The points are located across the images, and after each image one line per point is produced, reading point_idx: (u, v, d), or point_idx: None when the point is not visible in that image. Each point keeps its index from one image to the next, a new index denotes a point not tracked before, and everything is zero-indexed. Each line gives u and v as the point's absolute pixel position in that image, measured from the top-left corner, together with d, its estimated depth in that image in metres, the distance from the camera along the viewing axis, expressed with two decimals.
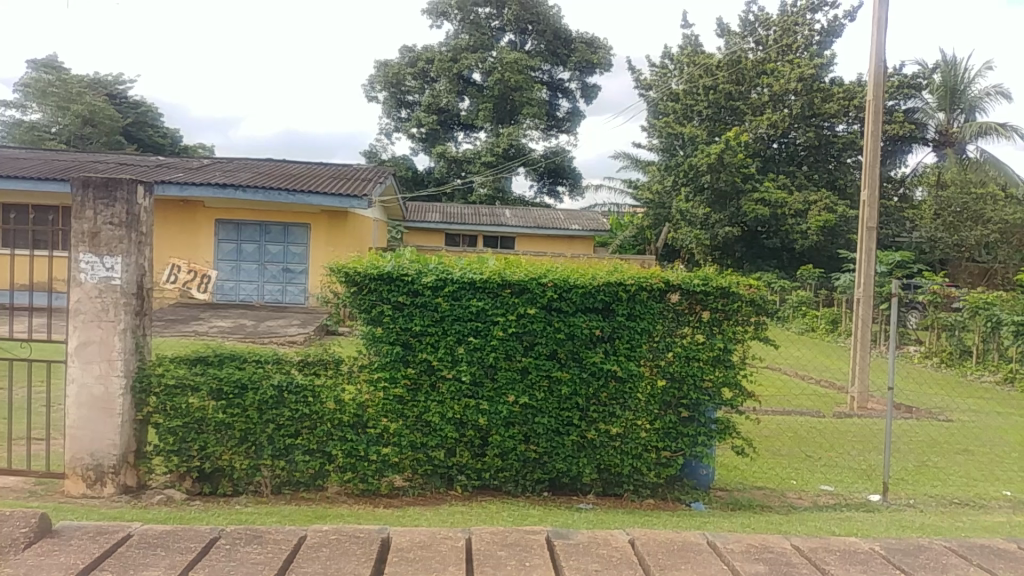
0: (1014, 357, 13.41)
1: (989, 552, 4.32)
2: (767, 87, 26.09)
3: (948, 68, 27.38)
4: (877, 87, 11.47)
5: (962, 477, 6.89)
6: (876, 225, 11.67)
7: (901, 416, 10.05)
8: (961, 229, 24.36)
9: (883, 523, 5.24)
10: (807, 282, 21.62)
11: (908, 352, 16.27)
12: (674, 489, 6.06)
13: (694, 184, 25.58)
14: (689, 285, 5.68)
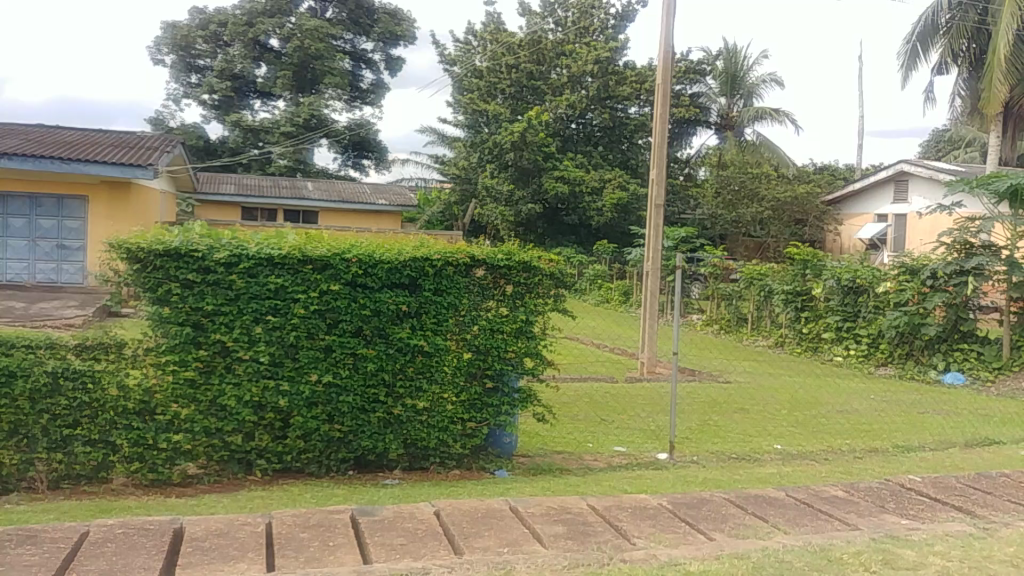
0: (784, 323, 14.67)
1: (760, 500, 4.71)
2: (565, 68, 26.89)
3: (730, 55, 29.29)
4: (665, 72, 12.03)
5: (740, 434, 7.45)
6: (663, 203, 12.29)
7: (685, 379, 10.85)
8: (739, 206, 26.04)
9: (669, 479, 5.58)
10: (602, 257, 22.53)
11: (692, 320, 17.37)
12: (479, 458, 6.12)
13: (499, 161, 25.86)
14: (493, 260, 5.78)
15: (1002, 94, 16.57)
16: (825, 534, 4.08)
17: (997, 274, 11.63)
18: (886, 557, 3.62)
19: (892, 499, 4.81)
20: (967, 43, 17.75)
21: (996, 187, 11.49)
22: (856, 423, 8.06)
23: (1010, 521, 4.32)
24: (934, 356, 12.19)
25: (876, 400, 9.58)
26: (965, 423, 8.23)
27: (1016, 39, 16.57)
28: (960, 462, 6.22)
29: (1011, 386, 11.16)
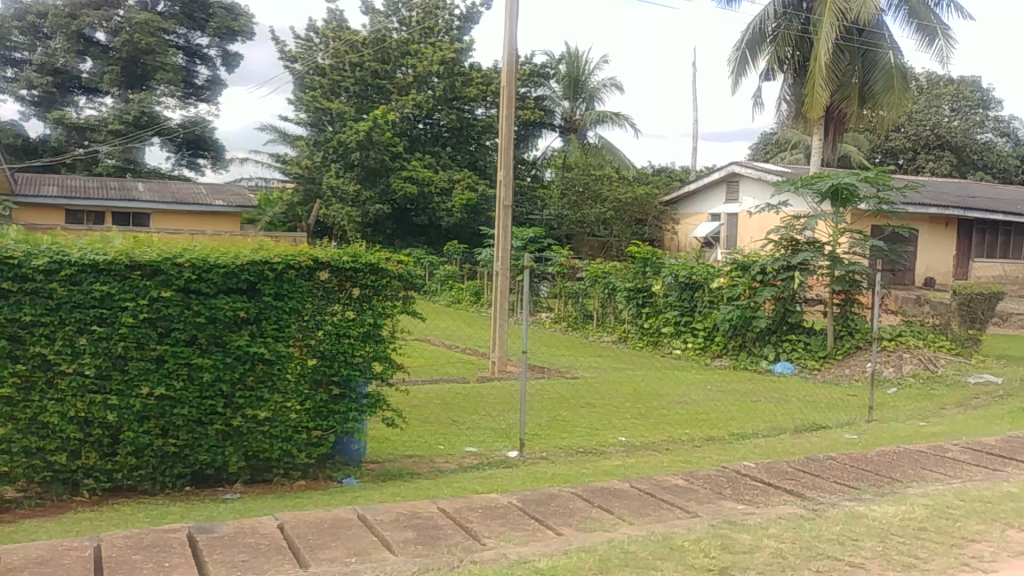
0: (627, 318, 15.15)
1: (607, 493, 4.82)
2: (410, 67, 26.73)
3: (572, 59, 30.06)
4: (510, 74, 12.15)
5: (587, 428, 7.62)
6: (511, 204, 12.45)
7: (536, 376, 10.99)
8: (584, 206, 26.71)
9: (520, 477, 5.61)
10: (453, 258, 22.52)
11: (541, 318, 17.65)
12: (325, 468, 5.96)
13: (344, 160, 25.42)
14: (338, 262, 5.65)
15: (823, 99, 17.62)
16: (669, 522, 4.21)
17: (819, 269, 12.48)
18: (723, 542, 3.78)
19: (729, 486, 5.03)
20: (792, 50, 18.90)
21: (818, 187, 12.32)
22: (694, 413, 8.42)
23: (835, 501, 4.61)
24: (765, 347, 12.92)
25: (714, 391, 10.06)
26: (794, 410, 8.76)
27: (836, 48, 18.23)
28: (791, 447, 6.61)
29: (834, 373, 11.98)
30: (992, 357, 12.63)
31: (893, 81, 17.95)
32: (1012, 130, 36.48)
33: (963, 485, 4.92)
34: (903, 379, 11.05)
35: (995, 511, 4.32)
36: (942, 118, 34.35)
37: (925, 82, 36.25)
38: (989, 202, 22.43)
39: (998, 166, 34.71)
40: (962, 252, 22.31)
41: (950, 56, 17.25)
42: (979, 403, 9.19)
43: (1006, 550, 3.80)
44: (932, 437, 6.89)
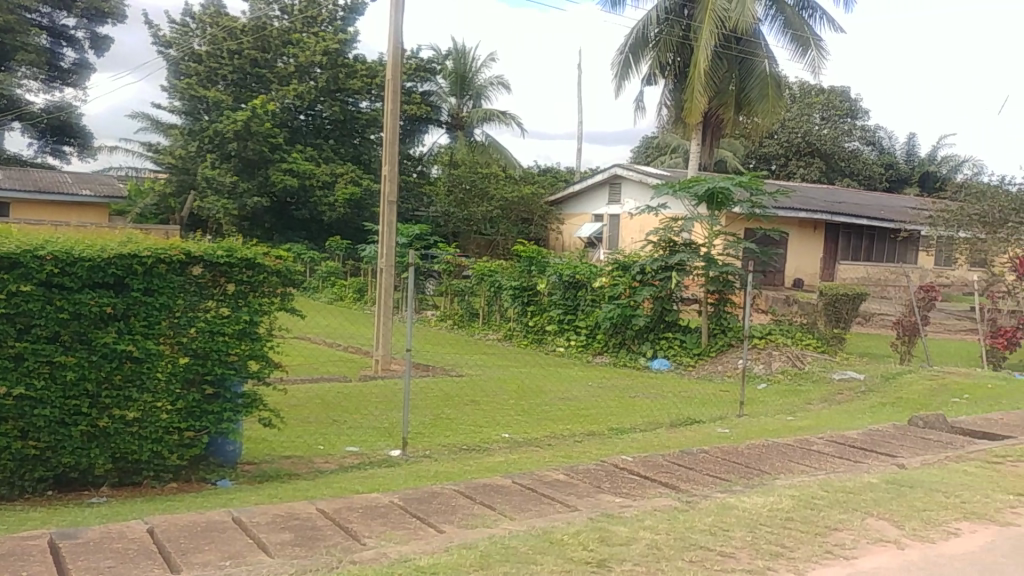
0: (512, 317, 15.28)
1: (489, 489, 4.84)
2: (292, 57, 26.09)
3: (459, 56, 30.06)
4: (395, 68, 12.04)
5: (470, 425, 7.63)
6: (395, 199, 12.31)
7: (419, 374, 10.93)
8: (471, 205, 26.78)
9: (402, 475, 5.57)
10: (336, 254, 22.14)
11: (426, 316, 17.58)
12: (199, 469, 5.75)
13: (221, 150, 24.71)
14: (212, 256, 5.46)
15: (702, 105, 18.23)
16: (548, 517, 4.26)
17: (696, 270, 12.90)
18: (601, 535, 3.85)
19: (608, 479, 5.14)
20: (673, 56, 19.51)
21: (695, 190, 12.74)
22: (575, 409, 8.55)
23: (708, 493, 4.78)
24: (644, 344, 13.27)
25: (594, 386, 10.29)
26: (671, 405, 9.03)
27: (715, 55, 18.88)
28: (668, 441, 6.82)
29: (708, 369, 12.43)
30: (854, 355, 13.38)
31: (768, 89, 18.82)
32: (876, 139, 38.69)
33: (827, 475, 5.19)
34: (772, 375, 11.58)
35: (855, 500, 4.57)
36: (812, 126, 36.12)
37: (797, 91, 38.00)
38: (852, 207, 23.73)
39: (863, 173, 36.77)
40: (827, 255, 23.53)
41: (821, 66, 18.18)
42: (842, 398, 9.72)
43: (865, 537, 4.02)
44: (799, 430, 7.23)
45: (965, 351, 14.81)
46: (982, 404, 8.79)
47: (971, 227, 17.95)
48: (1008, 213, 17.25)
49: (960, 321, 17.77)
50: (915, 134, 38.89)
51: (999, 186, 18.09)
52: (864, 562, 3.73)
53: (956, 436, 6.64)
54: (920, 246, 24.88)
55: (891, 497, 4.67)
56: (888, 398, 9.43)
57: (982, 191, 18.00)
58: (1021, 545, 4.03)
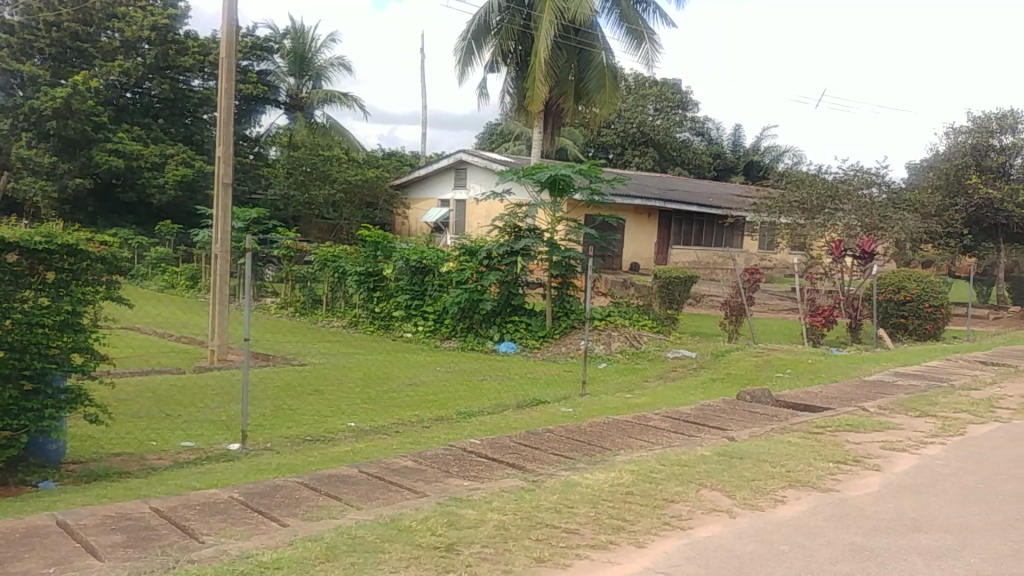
0: (357, 303, 15.03)
1: (334, 480, 4.76)
2: (117, 32, 24.51)
3: (297, 35, 29.30)
4: (229, 46, 11.51)
5: (314, 415, 7.47)
6: (232, 182, 11.77)
7: (258, 364, 10.56)
8: (311, 187, 25.82)
9: (242, 469, 5.38)
10: (166, 239, 20.93)
11: (265, 303, 17.02)
12: (17, 472, 5.32)
13: (38, 130, 23.01)
14: (29, 242, 5.04)
15: (543, 94, 18.55)
16: (395, 504, 4.24)
17: (540, 254, 13.15)
18: (449, 519, 3.86)
19: (455, 464, 5.16)
20: (515, 44, 19.73)
21: (538, 177, 12.94)
22: (422, 395, 8.53)
23: (553, 472, 4.89)
24: (490, 329, 13.39)
25: (441, 371, 10.31)
26: (516, 387, 9.19)
27: (555, 44, 19.21)
28: (514, 422, 6.93)
29: (552, 351, 12.72)
30: (687, 334, 14.06)
31: (604, 81, 19.40)
32: (706, 130, 40.69)
33: (664, 450, 5.43)
34: (612, 355, 12.00)
35: (691, 473, 4.81)
36: (647, 117, 37.56)
37: (633, 81, 39.33)
38: (685, 195, 24.88)
39: (694, 163, 38.65)
40: (663, 240, 24.58)
41: (655, 58, 18.95)
42: (676, 375, 10.21)
43: (700, 508, 4.24)
44: (638, 408, 7.53)
45: (786, 329, 15.89)
46: (803, 378, 9.46)
47: (790, 213, 19.30)
48: (824, 200, 18.59)
49: (781, 301, 19.04)
50: (740, 125, 41.15)
51: (816, 174, 19.40)
52: (699, 531, 3.93)
53: (779, 408, 7.12)
54: (746, 231, 26.43)
55: (723, 468, 4.94)
56: (718, 374, 9.98)
57: (802, 179, 19.29)
58: (838, 508, 4.37)
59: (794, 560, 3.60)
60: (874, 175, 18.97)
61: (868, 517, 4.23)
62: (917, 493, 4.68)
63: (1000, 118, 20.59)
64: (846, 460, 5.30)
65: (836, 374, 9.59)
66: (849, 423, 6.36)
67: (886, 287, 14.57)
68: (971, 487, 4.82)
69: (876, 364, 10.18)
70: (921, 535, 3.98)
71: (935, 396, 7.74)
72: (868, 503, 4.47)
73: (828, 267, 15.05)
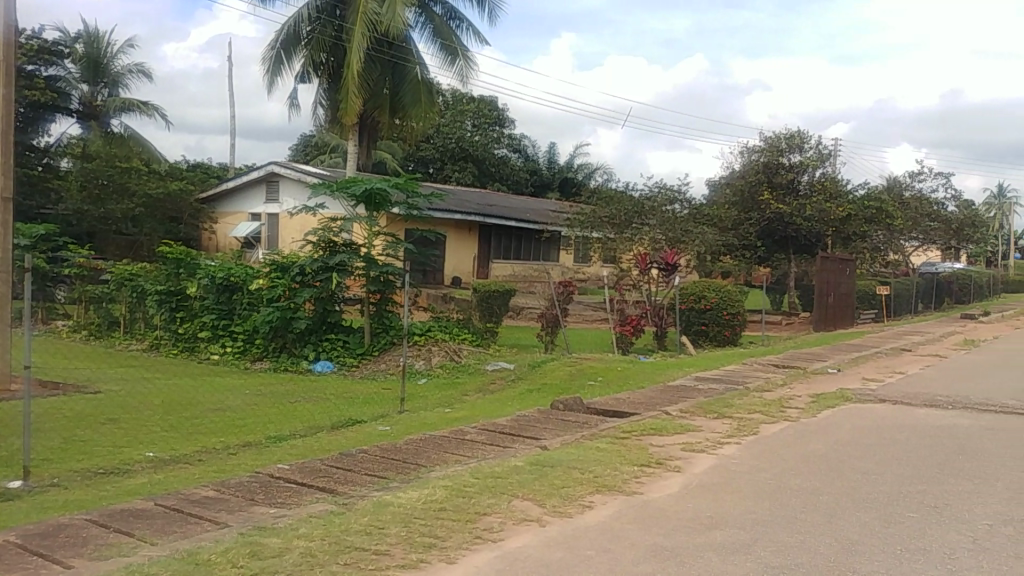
0: (159, 324, 14.15)
1: (128, 514, 4.43)
2: None
3: (92, 39, 27.58)
4: (8, 49, 10.54)
5: (108, 446, 6.93)
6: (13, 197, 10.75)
7: (44, 393, 9.66)
8: (108, 202, 24.14)
9: (22, 509, 4.91)
10: None
11: (56, 326, 15.71)
12: None
13: None
14: None
15: (358, 106, 18.31)
16: (194, 537, 4.00)
17: (356, 270, 12.98)
18: (251, 549, 3.69)
19: (261, 491, 4.95)
20: (326, 56, 19.40)
21: (354, 190, 12.75)
22: (229, 420, 8.16)
23: (365, 492, 4.79)
24: (305, 347, 13.01)
25: (251, 395, 9.87)
26: (331, 407, 8.96)
27: (368, 57, 19.04)
28: (327, 444, 6.75)
29: (371, 369, 12.52)
30: (505, 347, 14.29)
31: (418, 95, 19.56)
32: (523, 147, 41.37)
33: (478, 463, 5.45)
34: (431, 370, 11.97)
35: (504, 484, 4.85)
36: (464, 132, 38.02)
37: (450, 97, 39.62)
38: (502, 210, 25.33)
39: (510, 179, 39.45)
40: (482, 254, 24.91)
41: (470, 75, 19.13)
42: (494, 388, 10.35)
43: (511, 519, 4.28)
44: (455, 422, 7.54)
45: (598, 339, 16.48)
46: (613, 385, 9.85)
47: (602, 228, 19.99)
48: (631, 215, 19.45)
49: (594, 311, 19.74)
50: (554, 142, 42.41)
51: (625, 191, 20.20)
52: (509, 542, 3.97)
53: (591, 416, 7.34)
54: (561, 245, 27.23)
55: (535, 477, 5.02)
56: (536, 384, 10.20)
57: (611, 196, 20.06)
58: (641, 510, 4.55)
59: (601, 565, 3.70)
60: (676, 192, 20.06)
61: (669, 518, 4.42)
62: (715, 492, 4.95)
63: (788, 138, 22.29)
64: (650, 463, 5.54)
65: (644, 380, 10.05)
66: (654, 427, 6.66)
67: (689, 296, 15.43)
68: (764, 484, 5.15)
69: (681, 370, 10.75)
70: (717, 531, 4.20)
71: (732, 398, 8.25)
72: (670, 504, 4.67)
73: (636, 278, 15.72)
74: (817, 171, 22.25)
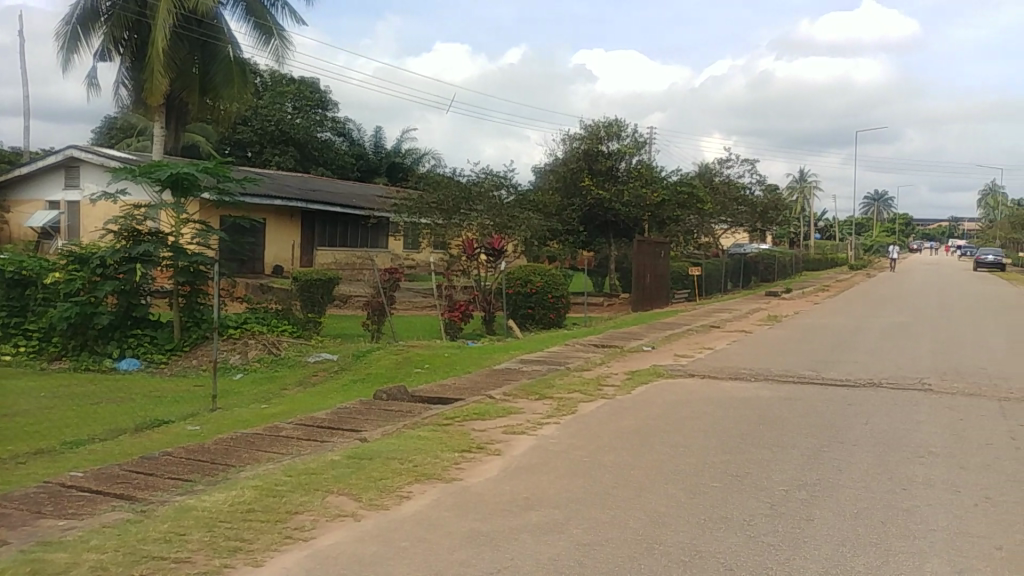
0: None
1: None
2: None
3: None
4: None
5: None
6: None
7: None
8: None
9: None
10: None
11: None
12: None
13: None
14: None
15: (163, 87, 17.38)
16: None
17: (162, 261, 12.18)
18: (34, 567, 3.41)
19: (50, 502, 4.59)
20: (128, 33, 18.22)
21: (158, 176, 12.07)
22: (19, 426, 7.55)
23: (167, 497, 4.55)
24: (109, 345, 12.24)
25: (44, 397, 9.17)
26: (136, 408, 8.50)
27: (174, 35, 18.06)
28: (129, 448, 6.39)
29: (181, 366, 11.92)
30: (329, 337, 14.04)
31: (230, 74, 18.65)
32: (347, 131, 40.71)
33: (292, 460, 5.30)
34: (248, 365, 11.59)
35: (319, 480, 4.73)
36: (285, 115, 36.95)
37: (268, 79, 38.44)
38: (327, 196, 24.85)
39: (335, 163, 38.67)
40: (306, 242, 24.36)
41: (285, 54, 18.37)
42: (316, 381, 10.12)
43: (324, 516, 4.19)
44: (272, 417, 7.33)
45: (427, 325, 16.48)
46: (438, 371, 9.89)
47: (429, 214, 20.00)
48: (458, 201, 19.52)
49: (424, 297, 19.71)
50: (380, 126, 41.99)
51: (451, 176, 20.29)
52: (320, 540, 3.88)
53: (414, 404, 7.31)
54: (389, 231, 27.00)
55: (351, 471, 4.93)
56: (359, 375, 10.07)
57: (437, 181, 20.08)
58: (458, 497, 4.57)
59: (415, 556, 3.69)
60: (502, 178, 20.29)
61: (487, 502, 4.47)
62: (532, 473, 5.05)
63: (606, 126, 23.07)
64: (470, 448, 5.58)
65: (468, 365, 10.14)
66: (475, 412, 6.72)
67: (515, 281, 15.66)
68: (580, 462, 5.31)
69: (506, 354, 10.90)
70: (533, 513, 4.28)
71: (554, 379, 8.46)
72: (488, 489, 4.72)
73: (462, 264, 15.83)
74: (633, 158, 23.18)
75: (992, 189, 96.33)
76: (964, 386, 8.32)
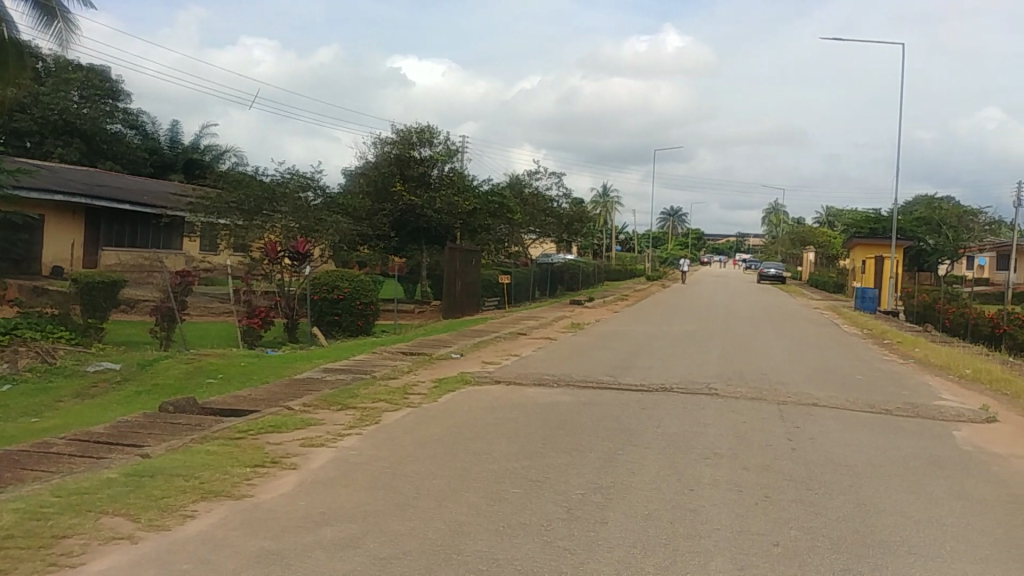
0: None
1: None
2: None
3: None
4: None
5: None
6: None
7: None
8: None
9: None
10: None
11: None
12: None
13: None
14: None
15: None
16: None
17: None
18: None
19: None
20: None
21: None
22: None
23: None
24: None
25: None
26: None
27: None
28: None
29: None
30: (112, 344, 13.23)
31: (5, 56, 17.05)
32: (140, 123, 38.87)
33: (62, 479, 4.88)
34: (17, 374, 10.59)
35: (91, 501, 4.38)
36: (70, 104, 34.36)
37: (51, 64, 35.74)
38: (115, 192, 23.31)
39: (126, 158, 36.32)
40: (90, 241, 22.79)
41: (70, 40, 17.01)
42: (96, 392, 9.43)
43: (96, 539, 3.88)
44: (41, 434, 6.75)
45: (225, 333, 15.80)
46: (233, 381, 9.48)
47: (228, 215, 19.25)
48: (260, 202, 18.87)
49: (221, 302, 18.83)
50: (178, 120, 40.01)
51: (253, 176, 19.65)
52: (90, 566, 3.59)
53: (204, 417, 6.96)
54: (184, 230, 25.47)
55: (129, 490, 4.60)
56: (145, 387, 9.49)
57: (239, 180, 19.40)
58: (250, 514, 4.38)
59: None
60: (309, 179, 19.91)
61: (279, 519, 4.31)
62: (330, 487, 4.93)
63: (418, 132, 23.08)
64: (263, 463, 5.37)
65: (266, 374, 9.80)
66: (271, 424, 6.49)
67: (321, 287, 15.36)
68: (380, 474, 5.23)
69: (308, 362, 10.63)
70: (328, 528, 4.17)
71: (357, 388, 8.33)
72: (281, 505, 4.55)
73: (264, 268, 15.36)
74: (446, 165, 23.37)
75: (774, 208, 104.89)
76: (746, 390, 8.97)
